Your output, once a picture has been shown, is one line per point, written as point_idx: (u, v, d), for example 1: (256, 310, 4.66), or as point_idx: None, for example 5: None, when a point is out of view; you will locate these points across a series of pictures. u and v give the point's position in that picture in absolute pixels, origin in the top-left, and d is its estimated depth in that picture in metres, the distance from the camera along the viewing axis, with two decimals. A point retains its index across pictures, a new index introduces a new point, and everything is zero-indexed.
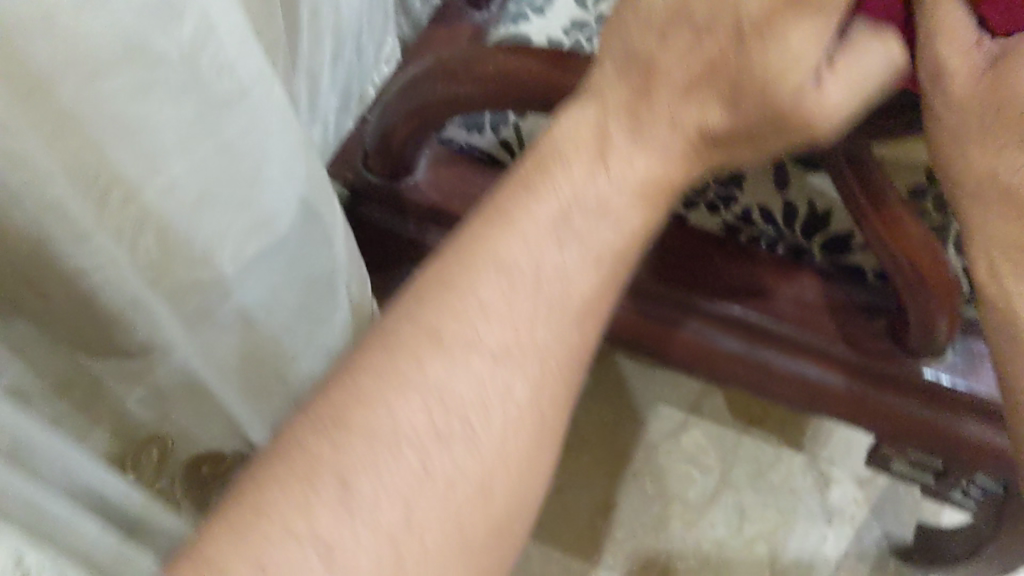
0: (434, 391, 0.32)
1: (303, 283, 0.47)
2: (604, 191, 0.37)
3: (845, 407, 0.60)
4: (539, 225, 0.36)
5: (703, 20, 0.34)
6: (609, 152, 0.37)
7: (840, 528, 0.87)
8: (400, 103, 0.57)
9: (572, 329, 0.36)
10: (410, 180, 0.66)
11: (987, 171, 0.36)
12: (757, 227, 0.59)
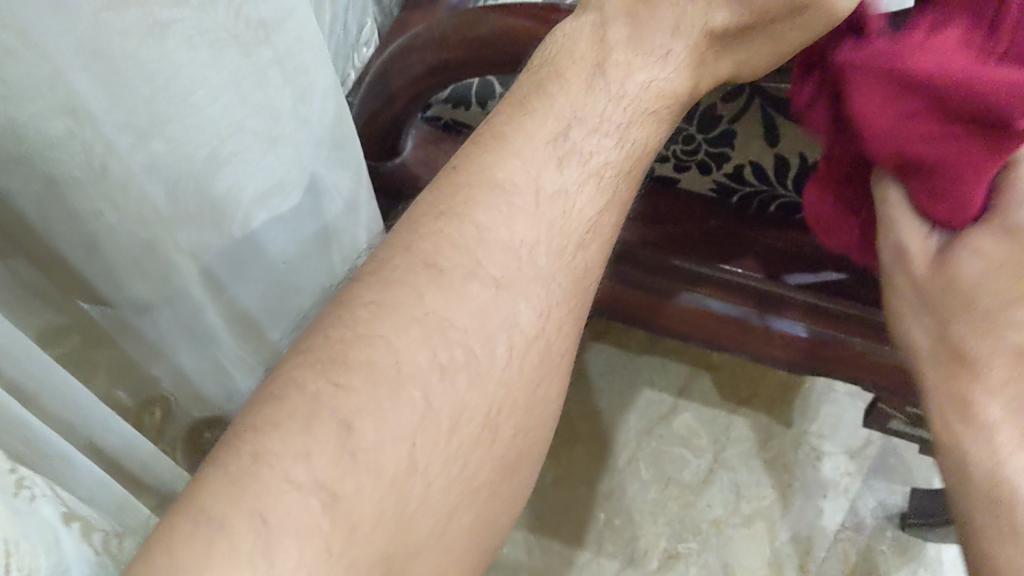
0: (432, 325, 0.31)
1: (300, 227, 0.47)
2: (601, 105, 0.39)
3: (843, 363, 0.60)
4: (536, 147, 0.36)
5: None
6: (608, 64, 0.40)
7: (836, 499, 0.86)
8: (390, 74, 0.54)
9: (570, 253, 0.36)
10: (396, 161, 0.62)
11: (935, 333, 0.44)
12: (751, 184, 0.58)
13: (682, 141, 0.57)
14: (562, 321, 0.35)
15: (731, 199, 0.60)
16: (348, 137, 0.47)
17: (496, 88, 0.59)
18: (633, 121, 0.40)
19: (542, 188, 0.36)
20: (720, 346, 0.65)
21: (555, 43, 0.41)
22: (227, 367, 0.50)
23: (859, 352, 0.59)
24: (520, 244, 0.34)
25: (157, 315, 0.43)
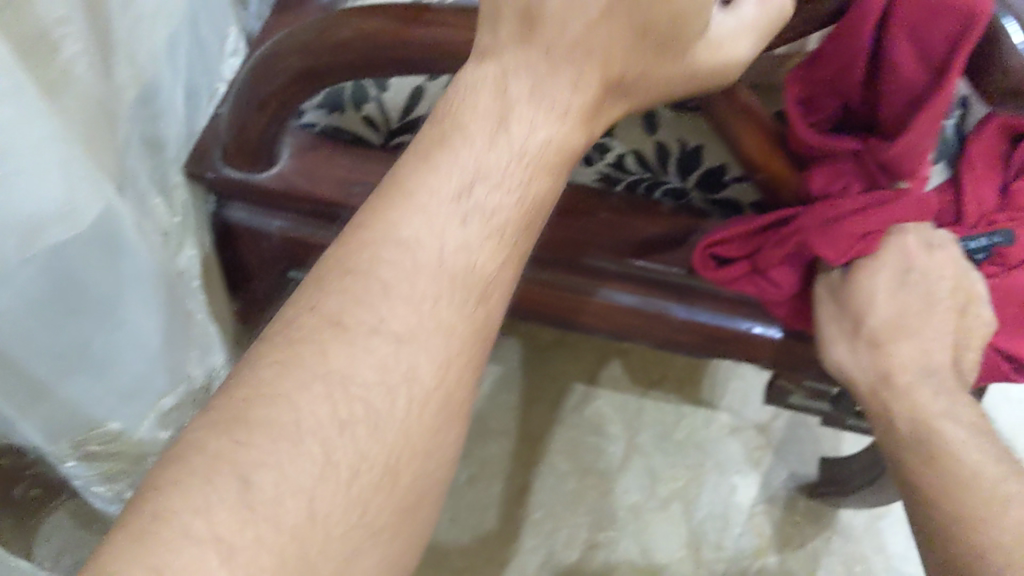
0: (335, 382, 0.32)
1: (65, 265, 0.39)
2: (503, 159, 0.36)
3: (753, 348, 0.61)
4: (437, 197, 0.35)
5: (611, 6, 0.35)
6: (512, 116, 0.36)
7: (749, 473, 0.87)
8: (253, 83, 0.52)
9: (472, 303, 0.35)
10: (273, 173, 0.59)
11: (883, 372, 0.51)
12: (634, 174, 0.58)
13: None
14: (468, 365, 0.35)
15: (617, 191, 0.60)
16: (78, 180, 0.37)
17: (371, 90, 0.58)
18: (535, 179, 0.37)
19: (446, 244, 0.35)
20: (632, 338, 0.65)
21: (454, 96, 0.37)
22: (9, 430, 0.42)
23: (766, 339, 0.59)
24: (424, 294, 0.34)
25: None
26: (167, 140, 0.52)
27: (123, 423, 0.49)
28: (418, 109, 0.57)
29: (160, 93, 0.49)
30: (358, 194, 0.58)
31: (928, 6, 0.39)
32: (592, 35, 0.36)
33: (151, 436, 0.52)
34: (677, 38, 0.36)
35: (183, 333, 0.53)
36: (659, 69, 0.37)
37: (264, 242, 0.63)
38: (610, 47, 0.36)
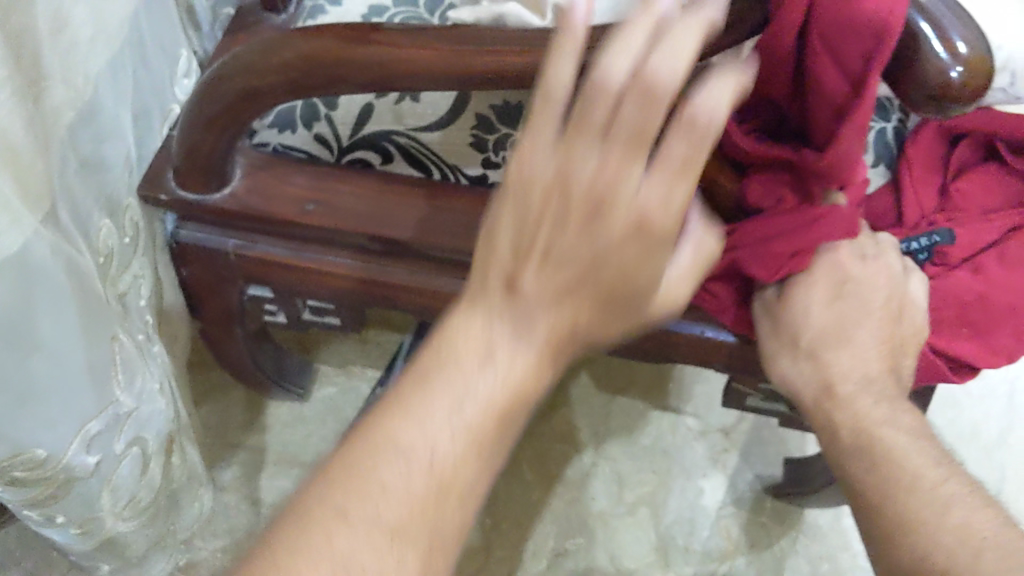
0: (338, 566, 0.34)
1: None
2: (490, 381, 0.38)
3: (706, 353, 0.61)
4: (438, 405, 0.37)
5: (580, 272, 0.38)
6: (495, 348, 0.38)
7: (715, 477, 0.88)
8: (202, 103, 0.52)
9: (455, 503, 0.37)
10: (226, 193, 0.59)
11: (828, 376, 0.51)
12: None
13: (510, 146, 0.59)
14: (448, 554, 0.37)
15: None
16: None
17: (321, 109, 0.59)
18: (522, 385, 0.39)
19: (436, 450, 0.37)
20: None
21: (451, 327, 0.39)
22: None
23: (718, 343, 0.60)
24: (417, 500, 0.36)
25: None
26: (111, 159, 0.55)
27: (48, 449, 0.48)
28: (366, 127, 0.59)
29: (100, 113, 0.51)
30: (312, 212, 0.59)
31: (842, 22, 0.39)
32: (565, 297, 0.38)
33: (80, 462, 0.51)
34: (635, 299, 0.39)
35: (110, 359, 0.51)
36: (612, 327, 0.39)
37: (217, 261, 0.64)
38: (579, 308, 0.38)
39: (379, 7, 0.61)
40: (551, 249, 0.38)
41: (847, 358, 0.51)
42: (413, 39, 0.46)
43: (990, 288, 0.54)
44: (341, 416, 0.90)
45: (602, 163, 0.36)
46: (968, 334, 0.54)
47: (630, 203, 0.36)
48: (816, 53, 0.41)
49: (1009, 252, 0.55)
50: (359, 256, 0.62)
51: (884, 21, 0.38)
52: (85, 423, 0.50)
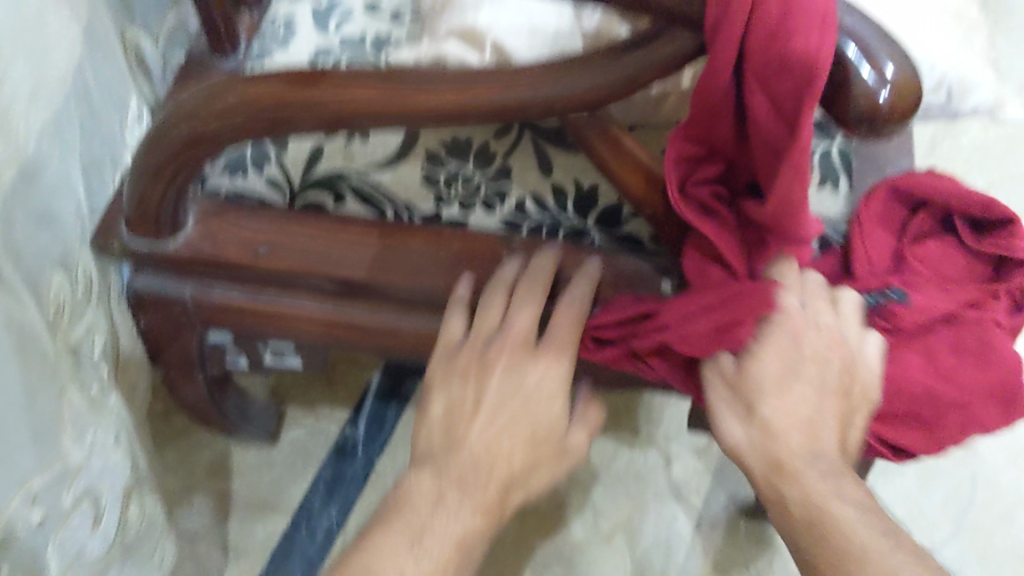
0: None
1: None
2: (448, 521, 0.50)
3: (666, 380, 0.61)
4: (404, 541, 0.49)
5: (507, 419, 0.53)
6: (444, 495, 0.51)
7: (689, 501, 0.88)
8: (148, 153, 0.52)
9: None
10: (179, 240, 0.59)
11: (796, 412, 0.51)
12: (532, 216, 0.59)
13: (461, 181, 0.59)
14: None
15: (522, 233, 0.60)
16: None
17: (271, 152, 0.60)
18: (469, 521, 0.51)
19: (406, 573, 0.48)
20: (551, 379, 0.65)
21: (408, 484, 0.52)
22: None
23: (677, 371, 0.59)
24: None
25: None
26: (60, 212, 0.54)
27: None
28: (317, 168, 0.60)
29: (45, 168, 0.51)
30: (264, 255, 0.58)
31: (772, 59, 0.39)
32: (496, 449, 0.52)
33: (24, 519, 0.48)
34: (550, 441, 0.54)
35: (59, 413, 0.52)
36: (540, 473, 0.54)
37: (174, 307, 0.64)
38: (507, 454, 0.52)
39: (326, 49, 0.62)
40: (483, 403, 0.53)
41: (797, 431, 0.50)
42: (358, 79, 0.46)
43: (937, 380, 0.52)
44: (311, 458, 0.89)
45: (499, 353, 0.53)
46: (912, 425, 0.53)
47: (534, 366, 0.53)
48: (753, 83, 0.41)
49: (964, 339, 0.52)
50: (317, 297, 0.62)
51: (813, 55, 0.38)
52: (29, 479, 0.48)
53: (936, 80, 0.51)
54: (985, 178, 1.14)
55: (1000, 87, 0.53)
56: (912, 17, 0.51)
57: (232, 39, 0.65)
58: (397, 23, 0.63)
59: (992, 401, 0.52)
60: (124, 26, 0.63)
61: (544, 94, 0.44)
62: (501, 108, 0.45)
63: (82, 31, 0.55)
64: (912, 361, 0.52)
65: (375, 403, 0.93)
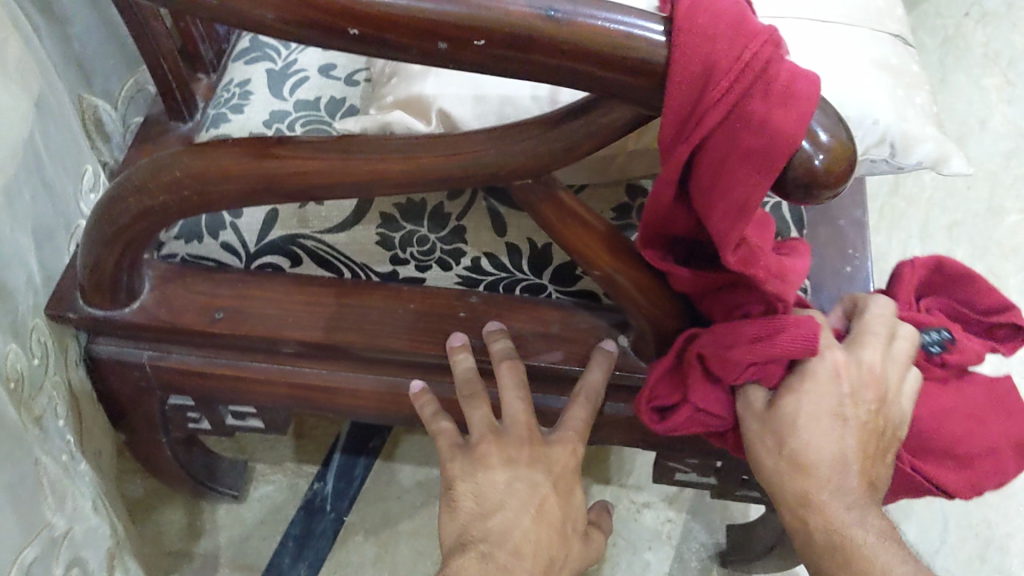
0: None
1: None
2: None
3: (637, 432, 0.62)
4: None
5: (534, 502, 0.53)
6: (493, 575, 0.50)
7: (660, 549, 0.88)
8: (99, 224, 0.52)
9: None
10: (135, 306, 0.59)
11: (822, 453, 0.49)
12: (489, 273, 0.60)
13: (417, 242, 0.59)
14: None
15: (481, 286, 0.60)
16: None
17: (226, 217, 0.60)
18: None
19: None
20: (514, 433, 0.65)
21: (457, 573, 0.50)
22: None
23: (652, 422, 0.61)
24: None
25: None
26: (11, 284, 0.54)
27: None
28: (271, 232, 0.59)
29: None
30: (221, 321, 0.58)
31: (712, 188, 0.40)
32: (518, 529, 0.52)
33: None
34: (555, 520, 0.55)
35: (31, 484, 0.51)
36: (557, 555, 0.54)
37: (134, 372, 0.63)
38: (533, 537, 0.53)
39: (281, 112, 0.62)
40: (512, 490, 0.53)
41: (827, 466, 0.49)
42: (306, 149, 0.46)
43: (977, 424, 0.52)
44: (280, 514, 0.89)
45: (519, 447, 0.54)
46: (952, 466, 0.52)
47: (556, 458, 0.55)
48: (695, 186, 0.41)
49: (997, 391, 0.53)
50: (275, 359, 0.62)
51: (744, 203, 0.40)
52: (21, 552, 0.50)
53: (880, 136, 0.52)
54: (947, 219, 1.16)
55: (944, 141, 0.54)
56: (851, 76, 0.52)
57: (187, 102, 0.66)
58: (352, 84, 0.64)
59: (1016, 452, 0.53)
60: (80, 93, 0.64)
61: (488, 160, 0.44)
62: (447, 176, 0.45)
63: (33, 103, 0.54)
64: (957, 403, 0.53)
65: (343, 458, 0.92)
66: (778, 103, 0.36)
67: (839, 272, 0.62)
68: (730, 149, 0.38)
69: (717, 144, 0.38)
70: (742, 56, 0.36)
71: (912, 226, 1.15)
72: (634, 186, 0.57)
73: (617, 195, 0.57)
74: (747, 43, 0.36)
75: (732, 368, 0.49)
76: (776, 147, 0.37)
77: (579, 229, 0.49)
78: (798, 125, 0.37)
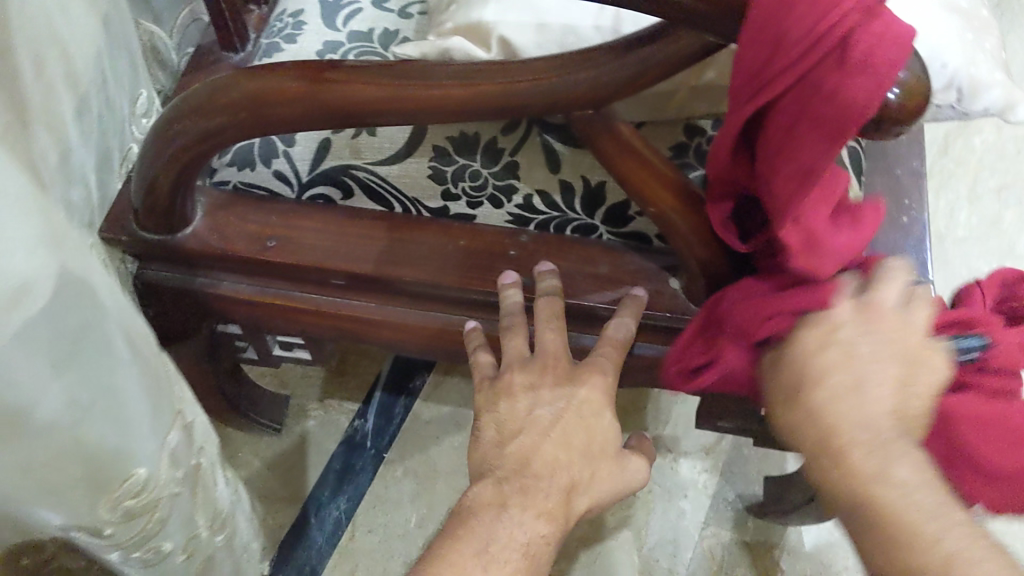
0: None
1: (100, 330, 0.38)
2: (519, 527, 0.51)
3: None
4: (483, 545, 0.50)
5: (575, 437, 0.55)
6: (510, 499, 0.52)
7: (696, 498, 0.88)
8: (160, 143, 0.52)
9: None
10: (189, 232, 0.59)
11: (801, 400, 0.46)
12: (541, 211, 0.59)
13: (469, 176, 0.59)
14: None
15: (531, 225, 0.60)
16: (59, 229, 0.36)
17: (279, 146, 0.60)
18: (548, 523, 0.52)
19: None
20: None
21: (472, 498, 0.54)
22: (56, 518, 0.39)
23: None
24: None
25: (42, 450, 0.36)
26: (78, 204, 0.54)
27: (148, 467, 0.42)
28: (325, 163, 0.60)
29: (72, 161, 0.51)
30: (273, 249, 0.59)
31: (777, 146, 0.41)
32: (538, 453, 0.54)
33: (164, 479, 0.44)
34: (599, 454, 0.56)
35: None
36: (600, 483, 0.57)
37: (185, 299, 0.64)
38: (563, 465, 0.54)
39: (335, 43, 0.62)
40: (538, 421, 0.55)
41: (805, 421, 0.46)
42: (365, 74, 0.46)
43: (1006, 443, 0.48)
44: (321, 449, 0.90)
45: (541, 372, 0.56)
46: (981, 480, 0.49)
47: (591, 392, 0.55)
48: (765, 144, 0.42)
49: None
50: (325, 290, 0.62)
51: (809, 166, 0.40)
52: (166, 438, 0.44)
53: (947, 81, 0.51)
54: (997, 181, 1.13)
55: (1013, 88, 0.53)
56: (920, 17, 0.51)
57: (241, 32, 0.66)
58: (406, 16, 0.63)
59: None
60: (140, 18, 0.63)
61: (553, 91, 0.44)
62: (507, 105, 0.45)
63: (100, 22, 0.54)
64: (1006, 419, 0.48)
65: (383, 397, 0.93)
66: (852, 72, 0.36)
67: (896, 222, 0.60)
68: (804, 111, 0.39)
69: (793, 103, 0.39)
70: (825, 20, 0.36)
71: (960, 188, 1.13)
72: (693, 126, 0.56)
73: (674, 135, 0.56)
74: (835, 9, 0.36)
75: (755, 332, 0.49)
76: (844, 112, 0.37)
77: (635, 163, 0.48)
78: (870, 95, 0.37)
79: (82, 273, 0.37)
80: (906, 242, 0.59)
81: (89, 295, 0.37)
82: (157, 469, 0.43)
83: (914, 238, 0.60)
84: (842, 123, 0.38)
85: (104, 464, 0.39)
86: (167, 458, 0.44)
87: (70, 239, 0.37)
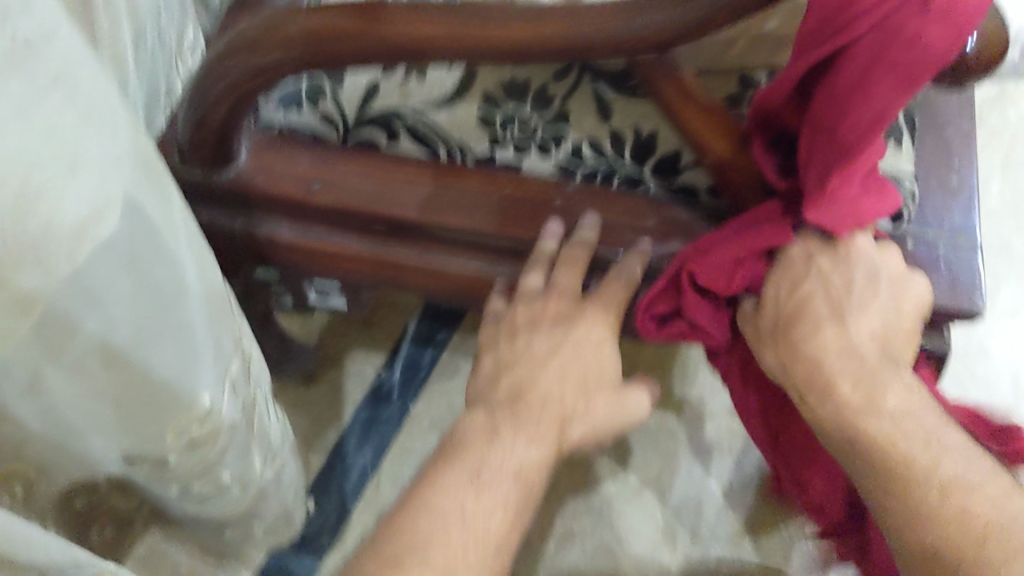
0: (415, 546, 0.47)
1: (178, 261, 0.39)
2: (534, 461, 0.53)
3: None
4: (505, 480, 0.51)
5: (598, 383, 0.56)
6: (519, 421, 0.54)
7: (721, 458, 0.91)
8: (212, 82, 0.52)
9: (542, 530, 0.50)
10: (233, 172, 0.59)
11: (783, 334, 0.51)
12: (589, 162, 0.58)
13: (518, 124, 0.59)
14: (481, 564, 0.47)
15: (577, 177, 0.59)
16: (146, 158, 0.36)
17: (326, 87, 0.60)
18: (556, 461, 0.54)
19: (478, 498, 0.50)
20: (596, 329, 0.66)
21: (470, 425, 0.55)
22: (128, 438, 0.41)
23: None
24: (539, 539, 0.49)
25: (114, 371, 0.37)
26: None
27: (211, 396, 0.44)
28: (372, 104, 0.59)
29: None
30: (318, 192, 0.59)
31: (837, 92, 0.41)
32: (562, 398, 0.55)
33: (225, 409, 0.46)
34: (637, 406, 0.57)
35: None
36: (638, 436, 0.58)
37: (224, 241, 0.63)
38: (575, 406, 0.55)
39: None
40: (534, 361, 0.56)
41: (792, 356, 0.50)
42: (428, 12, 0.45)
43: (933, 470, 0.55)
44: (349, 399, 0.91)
45: (545, 306, 0.57)
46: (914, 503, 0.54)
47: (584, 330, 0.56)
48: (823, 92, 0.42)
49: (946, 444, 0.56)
50: (366, 237, 0.62)
51: (870, 114, 0.40)
52: (229, 368, 0.46)
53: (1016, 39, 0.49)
54: None
55: None
56: None
57: None
58: None
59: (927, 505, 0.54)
60: None
61: (619, 34, 0.43)
62: (570, 48, 0.44)
63: None
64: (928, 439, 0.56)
65: (411, 349, 0.93)
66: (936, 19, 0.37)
67: (945, 184, 0.60)
68: (877, 57, 0.39)
69: (866, 48, 0.39)
70: None
71: (994, 158, 1.12)
72: (747, 80, 0.55)
73: (729, 87, 0.55)
74: None
75: (727, 275, 0.50)
76: (921, 61, 0.37)
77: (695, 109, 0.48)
78: (947, 44, 0.37)
79: (164, 204, 0.38)
80: (955, 203, 0.59)
81: (168, 224, 0.38)
82: (218, 400, 0.45)
83: (963, 201, 0.59)
84: (915, 71, 0.38)
85: (176, 390, 0.41)
86: (228, 387, 0.46)
87: (151, 173, 0.37)
